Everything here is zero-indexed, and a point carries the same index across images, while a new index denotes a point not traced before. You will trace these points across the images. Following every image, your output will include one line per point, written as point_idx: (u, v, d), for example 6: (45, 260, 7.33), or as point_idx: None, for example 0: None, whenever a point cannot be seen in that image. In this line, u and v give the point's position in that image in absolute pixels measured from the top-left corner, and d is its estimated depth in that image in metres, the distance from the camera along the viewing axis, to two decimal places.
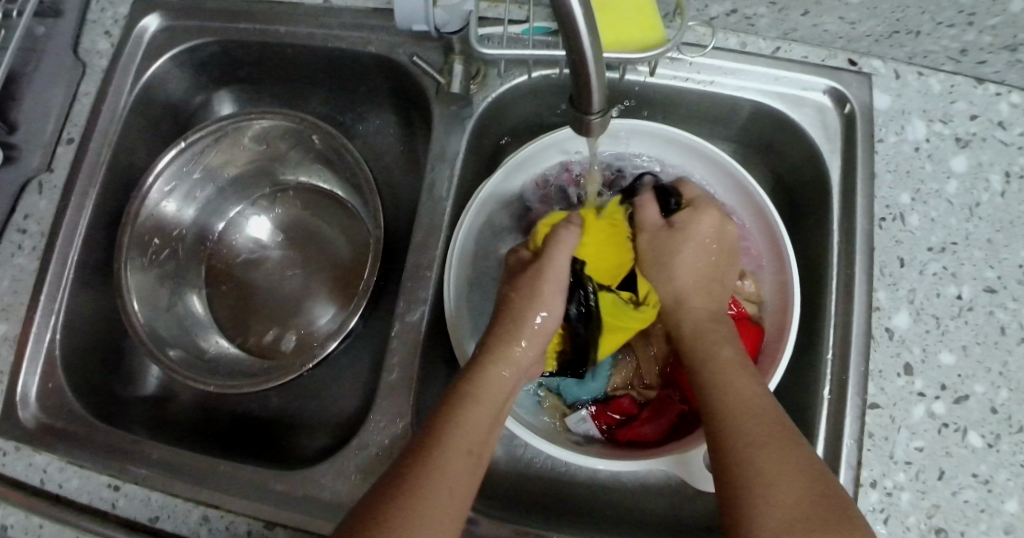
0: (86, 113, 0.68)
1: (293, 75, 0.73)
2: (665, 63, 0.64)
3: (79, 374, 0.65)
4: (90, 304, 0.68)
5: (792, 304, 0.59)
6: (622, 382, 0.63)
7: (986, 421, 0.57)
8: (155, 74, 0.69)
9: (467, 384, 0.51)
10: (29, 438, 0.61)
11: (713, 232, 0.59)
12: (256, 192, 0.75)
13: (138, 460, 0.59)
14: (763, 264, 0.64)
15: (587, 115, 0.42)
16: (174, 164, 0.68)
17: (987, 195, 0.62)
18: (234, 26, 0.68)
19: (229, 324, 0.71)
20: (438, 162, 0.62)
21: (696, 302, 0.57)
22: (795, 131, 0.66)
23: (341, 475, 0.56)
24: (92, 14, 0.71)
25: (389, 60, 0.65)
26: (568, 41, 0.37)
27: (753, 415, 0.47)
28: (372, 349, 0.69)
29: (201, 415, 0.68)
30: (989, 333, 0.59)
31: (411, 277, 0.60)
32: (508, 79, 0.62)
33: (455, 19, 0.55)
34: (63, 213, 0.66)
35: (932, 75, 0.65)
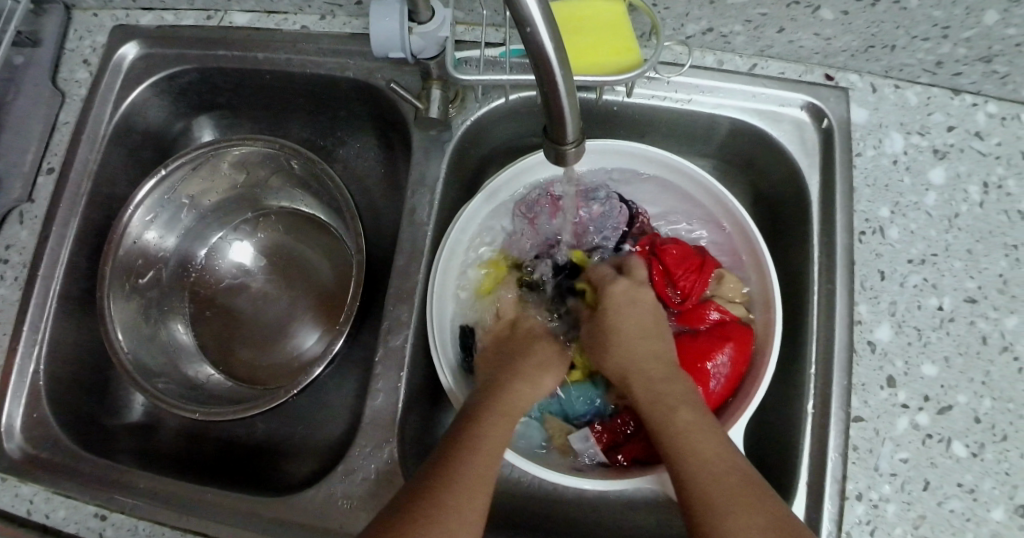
0: (67, 142, 0.68)
1: (273, 101, 0.73)
2: (642, 83, 0.65)
3: (64, 404, 0.65)
4: (74, 333, 0.68)
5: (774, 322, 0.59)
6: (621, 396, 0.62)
7: (970, 431, 0.57)
8: (135, 101, 0.69)
9: (486, 404, 0.53)
10: (15, 470, 0.61)
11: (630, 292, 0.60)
12: (239, 217, 0.75)
13: (126, 489, 0.59)
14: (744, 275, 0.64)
15: (563, 146, 0.42)
16: (154, 192, 0.68)
17: (965, 205, 0.62)
18: (213, 54, 0.68)
19: (214, 350, 0.71)
20: (418, 187, 0.62)
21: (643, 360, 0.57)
22: (773, 147, 0.66)
23: (328, 501, 0.56)
24: (70, 43, 0.71)
25: (368, 84, 0.65)
26: (540, 77, 0.37)
27: (707, 456, 0.49)
28: (358, 372, 0.69)
29: (188, 443, 0.68)
30: (971, 343, 0.59)
31: (394, 302, 0.60)
32: (486, 102, 0.63)
33: (432, 45, 0.55)
34: (45, 243, 0.66)
35: (909, 87, 0.65)
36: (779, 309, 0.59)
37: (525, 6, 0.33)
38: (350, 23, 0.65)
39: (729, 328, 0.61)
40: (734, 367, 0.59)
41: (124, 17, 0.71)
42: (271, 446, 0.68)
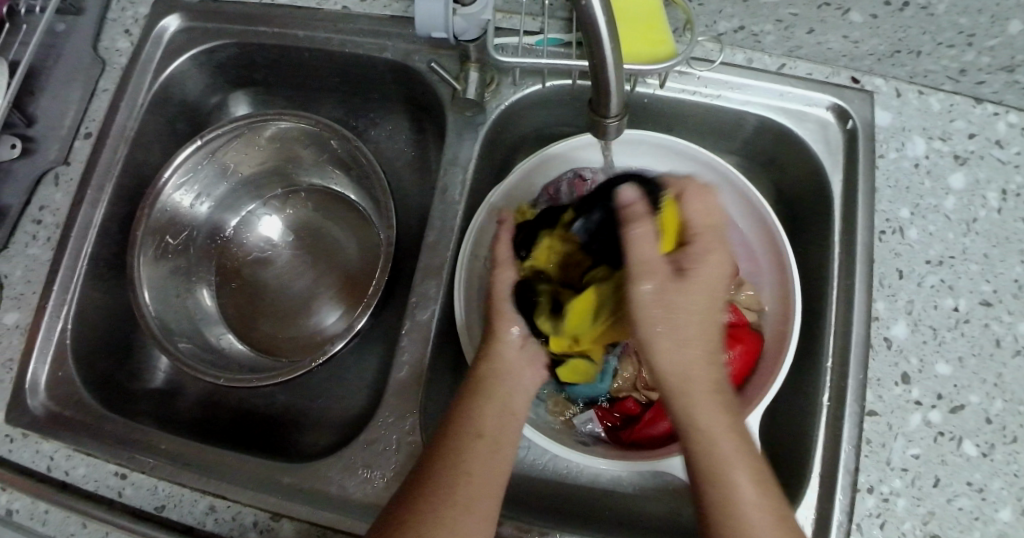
0: (105, 109, 0.70)
1: (308, 80, 0.75)
2: (673, 77, 0.66)
3: (88, 364, 0.66)
4: (102, 296, 0.69)
5: (793, 317, 0.61)
6: (628, 383, 0.63)
7: (980, 431, 0.58)
8: (173, 73, 0.71)
9: (465, 405, 0.51)
10: (37, 426, 0.61)
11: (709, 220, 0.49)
12: (269, 192, 0.76)
13: (146, 450, 0.60)
14: (763, 273, 0.66)
15: (604, 119, 0.43)
16: (191, 160, 0.69)
17: (983, 211, 0.64)
18: (253, 29, 0.69)
19: (238, 321, 0.72)
20: (450, 166, 0.63)
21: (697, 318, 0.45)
22: (797, 145, 0.68)
23: (348, 469, 0.57)
24: (112, 13, 0.73)
25: (405, 65, 0.66)
26: (590, 50, 0.38)
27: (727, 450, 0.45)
28: (379, 348, 0.70)
29: (208, 411, 0.69)
30: (984, 345, 0.61)
31: (421, 277, 0.61)
32: (521, 88, 0.64)
33: (473, 27, 0.57)
34: (78, 205, 0.67)
35: (932, 94, 0.67)
36: (796, 304, 0.62)
37: None
38: (390, 6, 0.67)
39: (741, 331, 0.63)
40: (742, 364, 0.61)
41: None
42: (289, 417, 0.69)
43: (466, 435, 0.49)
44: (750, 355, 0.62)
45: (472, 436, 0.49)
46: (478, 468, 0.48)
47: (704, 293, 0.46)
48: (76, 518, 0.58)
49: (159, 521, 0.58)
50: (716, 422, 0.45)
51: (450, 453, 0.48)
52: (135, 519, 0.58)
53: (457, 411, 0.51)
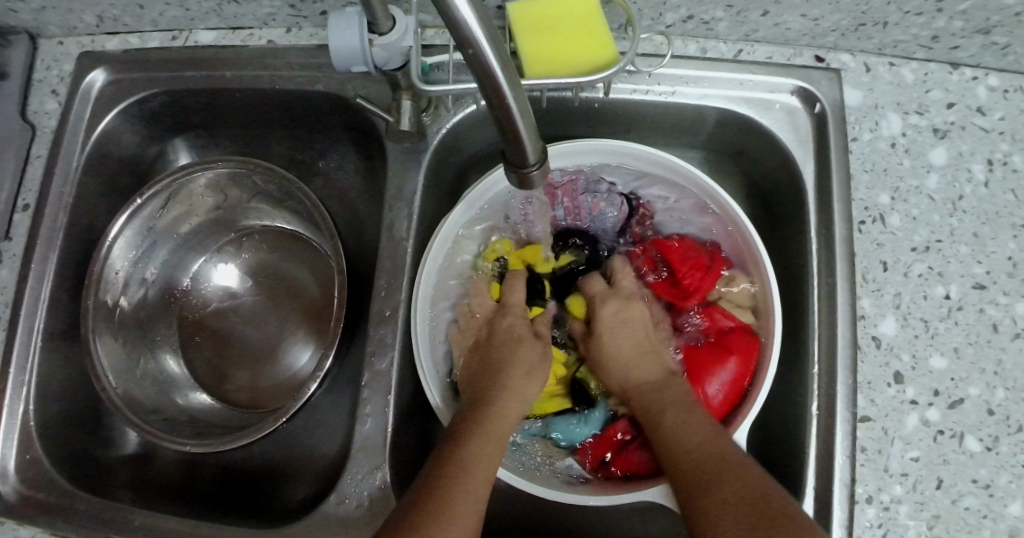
0: (40, 176, 0.67)
1: (248, 120, 0.71)
2: (623, 78, 0.61)
3: (57, 442, 0.64)
4: (63, 368, 0.67)
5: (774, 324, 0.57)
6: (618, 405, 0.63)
7: (983, 425, 0.55)
8: (106, 130, 0.68)
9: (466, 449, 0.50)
10: (10, 514, 0.60)
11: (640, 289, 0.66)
12: (223, 239, 0.74)
13: (121, 528, 0.59)
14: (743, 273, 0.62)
15: (525, 169, 0.40)
16: (132, 226, 0.67)
17: (969, 186, 0.60)
18: (180, 75, 0.66)
19: (205, 377, 0.70)
20: (396, 201, 0.60)
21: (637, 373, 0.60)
22: (764, 135, 0.63)
23: (323, 530, 0.55)
24: (37, 73, 0.70)
25: (339, 96, 0.63)
26: (491, 101, 0.35)
27: (703, 446, 0.51)
28: (348, 391, 0.67)
29: (187, 474, 0.68)
30: (981, 332, 0.57)
31: (377, 324, 0.58)
32: (460, 109, 0.60)
33: (396, 55, 0.53)
34: (25, 280, 0.65)
35: (904, 64, 0.62)
36: (777, 313, 0.56)
37: (466, 29, 0.31)
38: (317, 34, 0.64)
39: (734, 340, 0.60)
40: (733, 376, 0.59)
41: (89, 43, 0.69)
42: (267, 471, 0.67)
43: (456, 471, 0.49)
44: (743, 366, 0.59)
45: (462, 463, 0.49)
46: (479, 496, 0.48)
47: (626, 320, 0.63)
48: None
49: None
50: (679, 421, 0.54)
51: (442, 485, 0.47)
52: None
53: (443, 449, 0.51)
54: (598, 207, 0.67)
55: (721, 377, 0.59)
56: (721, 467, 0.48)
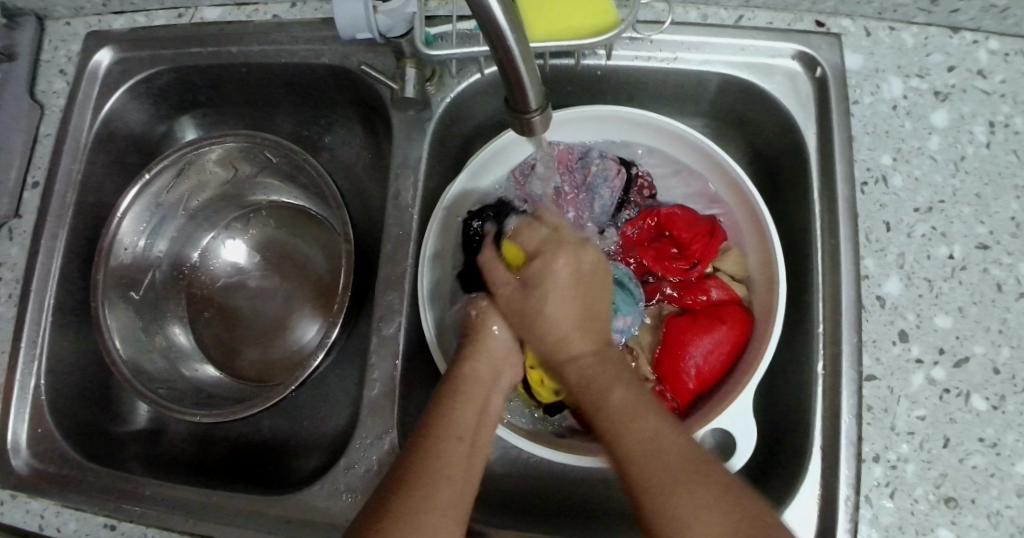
0: (50, 154, 0.68)
1: (254, 97, 0.72)
2: (624, 45, 0.62)
3: (68, 416, 0.65)
4: (73, 346, 0.68)
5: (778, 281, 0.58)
6: None
7: (989, 384, 0.55)
8: (113, 108, 0.68)
9: (446, 404, 0.50)
10: (23, 486, 0.60)
11: (570, 265, 0.52)
12: (229, 215, 0.74)
13: (133, 497, 0.59)
14: (743, 236, 0.63)
15: (527, 115, 0.40)
16: (141, 201, 0.68)
17: (971, 147, 0.60)
18: (187, 52, 0.67)
19: (213, 351, 0.70)
20: (401, 169, 0.60)
21: (580, 341, 0.50)
22: (765, 102, 0.63)
23: (333, 494, 0.56)
24: (45, 53, 0.71)
25: (344, 69, 0.63)
26: (493, 43, 0.35)
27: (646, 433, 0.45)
28: (356, 363, 0.68)
29: (197, 447, 0.68)
30: (985, 291, 0.57)
31: (384, 291, 0.59)
32: (464, 77, 0.61)
33: (400, 23, 0.54)
34: (35, 257, 0.66)
35: (904, 29, 0.62)
36: (780, 272, 0.57)
37: None
38: (321, 8, 0.64)
39: (726, 311, 0.60)
40: (728, 348, 0.59)
41: (97, 23, 0.70)
42: (276, 444, 0.67)
43: (442, 478, 0.45)
44: (736, 336, 0.59)
45: (447, 470, 0.45)
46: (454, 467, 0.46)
47: (564, 274, 0.51)
48: None
49: None
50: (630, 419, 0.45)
51: (431, 485, 0.44)
52: None
53: (411, 461, 0.46)
54: (591, 175, 0.64)
55: (711, 345, 0.58)
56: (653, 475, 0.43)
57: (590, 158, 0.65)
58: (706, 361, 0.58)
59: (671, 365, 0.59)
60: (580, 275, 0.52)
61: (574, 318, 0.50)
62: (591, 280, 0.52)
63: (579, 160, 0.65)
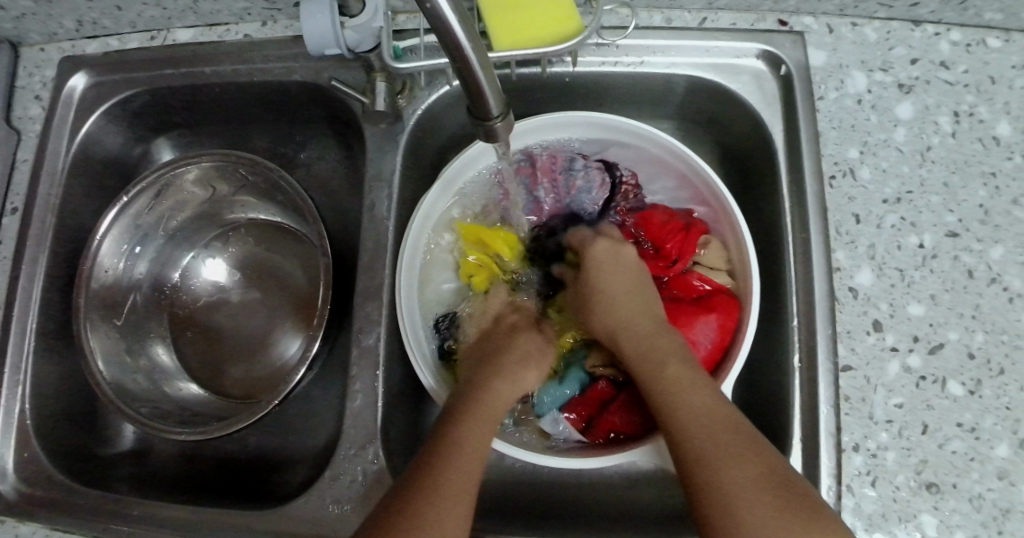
0: (27, 179, 0.68)
1: (230, 115, 0.73)
2: (591, 51, 0.63)
3: (53, 440, 0.65)
4: (57, 369, 0.68)
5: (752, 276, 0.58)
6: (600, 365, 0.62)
7: (965, 369, 0.56)
8: (90, 131, 0.69)
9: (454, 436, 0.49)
10: (10, 511, 0.60)
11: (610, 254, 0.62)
12: (209, 234, 0.74)
13: (121, 517, 0.59)
14: (717, 229, 0.63)
15: (489, 122, 0.41)
16: (120, 222, 0.68)
17: (937, 137, 0.61)
18: (160, 73, 0.67)
19: (197, 369, 0.70)
20: (375, 181, 0.61)
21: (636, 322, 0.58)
22: (733, 101, 0.64)
23: (320, 507, 0.56)
24: (20, 80, 0.71)
25: (316, 85, 0.64)
26: (451, 54, 0.36)
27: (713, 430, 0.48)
28: (339, 375, 0.68)
29: (183, 466, 0.68)
30: (956, 278, 0.58)
31: (363, 302, 0.59)
32: (435, 89, 0.61)
33: (367, 37, 0.55)
34: (16, 283, 0.66)
35: (866, 24, 0.64)
36: (753, 268, 0.58)
37: None
38: (292, 26, 0.65)
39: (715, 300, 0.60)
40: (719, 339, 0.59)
41: (70, 48, 0.71)
42: (263, 459, 0.67)
43: (435, 524, 0.44)
44: (726, 325, 0.59)
45: (449, 526, 0.44)
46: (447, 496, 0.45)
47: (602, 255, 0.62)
48: None
49: None
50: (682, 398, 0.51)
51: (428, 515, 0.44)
52: None
53: (411, 495, 0.45)
54: (575, 187, 0.66)
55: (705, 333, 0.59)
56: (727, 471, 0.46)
57: (574, 168, 0.66)
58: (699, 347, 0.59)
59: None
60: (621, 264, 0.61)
61: (632, 303, 0.59)
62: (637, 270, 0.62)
63: (563, 172, 0.66)
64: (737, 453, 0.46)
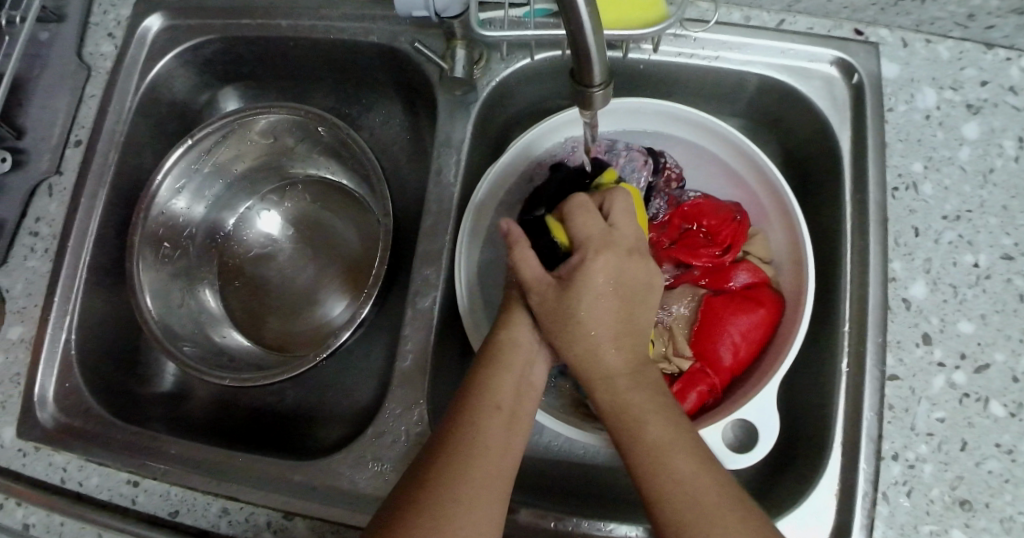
0: (94, 114, 0.69)
1: (298, 72, 0.73)
2: (669, 40, 0.64)
3: (94, 373, 0.66)
4: (103, 304, 0.68)
5: (807, 265, 0.59)
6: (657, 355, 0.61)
7: (1008, 391, 0.56)
8: (159, 74, 0.70)
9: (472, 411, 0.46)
10: (48, 439, 0.61)
11: (636, 239, 0.51)
12: (266, 187, 0.75)
13: (158, 455, 0.59)
14: (770, 221, 0.64)
15: (589, 88, 0.42)
16: (182, 162, 0.68)
17: (1000, 160, 0.61)
18: (237, 23, 0.68)
19: (243, 318, 0.71)
20: (444, 148, 0.61)
21: (601, 321, 0.48)
22: (802, 105, 0.65)
23: (360, 463, 0.56)
24: (94, 16, 0.72)
25: (391, 48, 0.65)
26: (565, 13, 0.37)
27: (670, 432, 0.45)
28: (383, 339, 0.69)
29: (219, 411, 0.69)
30: (1007, 301, 0.58)
31: (421, 265, 0.60)
32: (512, 62, 0.62)
33: (455, 3, 0.54)
34: (73, 216, 0.66)
35: (940, 42, 0.64)
36: (810, 260, 0.59)
37: None
38: None
39: (763, 294, 0.61)
40: (759, 333, 0.59)
41: None
42: (299, 413, 0.68)
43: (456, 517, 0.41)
44: (768, 322, 0.59)
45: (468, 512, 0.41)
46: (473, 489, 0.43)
47: (603, 276, 0.48)
48: (92, 529, 0.57)
49: (174, 526, 0.57)
50: (615, 392, 0.47)
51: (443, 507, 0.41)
52: (151, 526, 0.57)
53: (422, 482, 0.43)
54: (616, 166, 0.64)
55: (750, 325, 0.59)
56: (686, 479, 0.43)
57: (616, 150, 0.65)
58: (745, 339, 0.59)
59: (710, 346, 0.60)
60: (643, 241, 0.52)
61: (611, 304, 0.48)
62: (641, 291, 0.50)
63: (605, 154, 0.64)
64: (694, 472, 0.43)
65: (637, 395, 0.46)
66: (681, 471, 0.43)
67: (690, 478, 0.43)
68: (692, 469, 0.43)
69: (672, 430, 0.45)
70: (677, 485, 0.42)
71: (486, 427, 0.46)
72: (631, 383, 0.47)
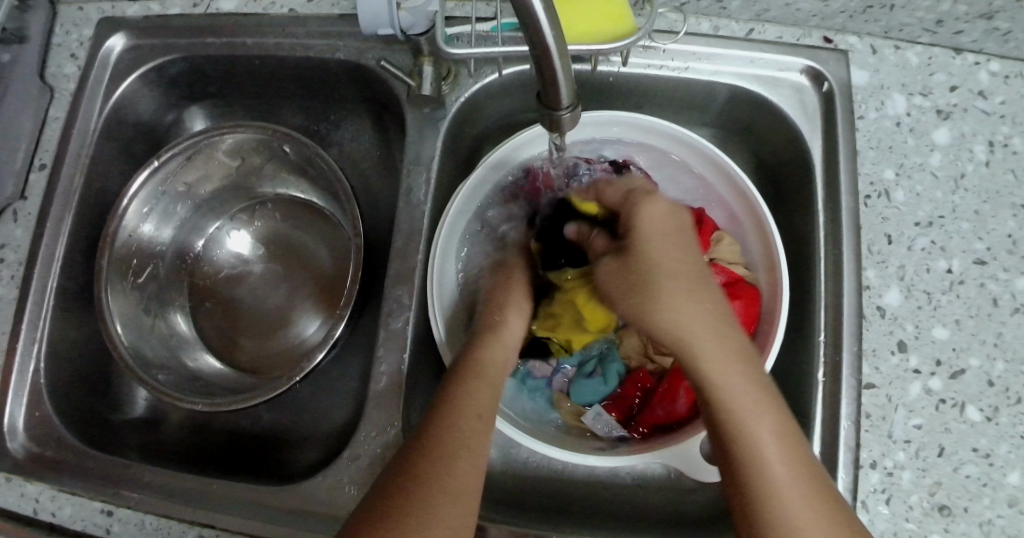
0: (57, 137, 0.67)
1: (266, 90, 0.72)
2: (638, 52, 0.63)
3: (64, 401, 0.64)
4: (73, 330, 0.67)
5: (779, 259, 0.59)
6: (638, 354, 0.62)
7: (983, 395, 0.56)
8: (124, 94, 0.68)
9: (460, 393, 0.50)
10: (19, 470, 0.60)
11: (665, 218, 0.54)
12: (236, 206, 0.74)
13: (131, 484, 0.58)
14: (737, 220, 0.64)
15: (557, 112, 0.41)
16: (149, 185, 0.67)
17: (971, 165, 0.61)
18: (201, 42, 0.67)
19: (215, 340, 0.70)
20: (414, 165, 0.61)
21: (687, 295, 0.49)
22: (774, 113, 0.65)
23: (336, 487, 0.55)
24: (56, 37, 0.70)
25: (359, 65, 0.64)
26: (531, 37, 0.36)
27: (758, 407, 0.46)
28: (359, 358, 0.68)
29: (193, 436, 0.68)
30: (981, 305, 0.58)
31: (393, 285, 0.59)
32: (480, 77, 0.62)
33: (421, 20, 0.54)
34: (39, 242, 0.65)
35: (909, 48, 0.64)
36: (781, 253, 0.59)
37: None
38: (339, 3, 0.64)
39: (738, 288, 0.60)
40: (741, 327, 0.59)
41: (110, 9, 0.70)
42: (275, 435, 0.67)
43: (445, 499, 0.44)
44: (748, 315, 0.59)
45: (454, 489, 0.44)
46: (464, 465, 0.46)
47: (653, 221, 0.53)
48: None
49: None
50: (728, 370, 0.46)
51: (439, 487, 0.44)
52: None
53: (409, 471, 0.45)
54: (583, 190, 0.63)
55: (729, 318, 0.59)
56: (781, 467, 0.44)
57: (579, 174, 0.63)
58: None
59: None
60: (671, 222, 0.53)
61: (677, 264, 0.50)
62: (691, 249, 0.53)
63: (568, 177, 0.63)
64: (796, 454, 0.45)
65: (733, 361, 0.47)
66: (782, 457, 0.44)
67: (793, 472, 0.44)
68: (794, 465, 0.44)
69: (766, 402, 0.46)
70: (778, 481, 0.44)
71: (471, 415, 0.49)
72: (740, 349, 0.48)
